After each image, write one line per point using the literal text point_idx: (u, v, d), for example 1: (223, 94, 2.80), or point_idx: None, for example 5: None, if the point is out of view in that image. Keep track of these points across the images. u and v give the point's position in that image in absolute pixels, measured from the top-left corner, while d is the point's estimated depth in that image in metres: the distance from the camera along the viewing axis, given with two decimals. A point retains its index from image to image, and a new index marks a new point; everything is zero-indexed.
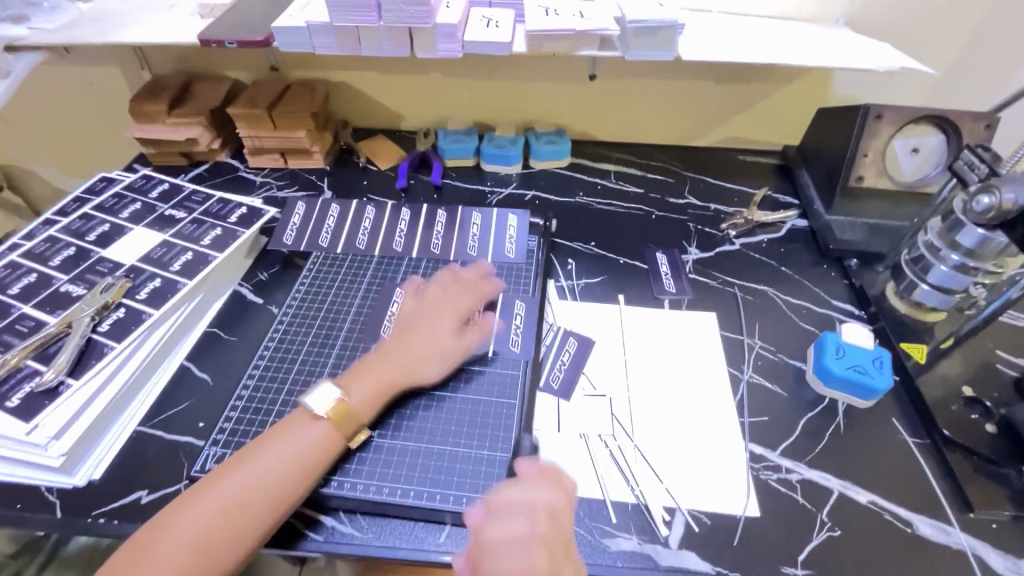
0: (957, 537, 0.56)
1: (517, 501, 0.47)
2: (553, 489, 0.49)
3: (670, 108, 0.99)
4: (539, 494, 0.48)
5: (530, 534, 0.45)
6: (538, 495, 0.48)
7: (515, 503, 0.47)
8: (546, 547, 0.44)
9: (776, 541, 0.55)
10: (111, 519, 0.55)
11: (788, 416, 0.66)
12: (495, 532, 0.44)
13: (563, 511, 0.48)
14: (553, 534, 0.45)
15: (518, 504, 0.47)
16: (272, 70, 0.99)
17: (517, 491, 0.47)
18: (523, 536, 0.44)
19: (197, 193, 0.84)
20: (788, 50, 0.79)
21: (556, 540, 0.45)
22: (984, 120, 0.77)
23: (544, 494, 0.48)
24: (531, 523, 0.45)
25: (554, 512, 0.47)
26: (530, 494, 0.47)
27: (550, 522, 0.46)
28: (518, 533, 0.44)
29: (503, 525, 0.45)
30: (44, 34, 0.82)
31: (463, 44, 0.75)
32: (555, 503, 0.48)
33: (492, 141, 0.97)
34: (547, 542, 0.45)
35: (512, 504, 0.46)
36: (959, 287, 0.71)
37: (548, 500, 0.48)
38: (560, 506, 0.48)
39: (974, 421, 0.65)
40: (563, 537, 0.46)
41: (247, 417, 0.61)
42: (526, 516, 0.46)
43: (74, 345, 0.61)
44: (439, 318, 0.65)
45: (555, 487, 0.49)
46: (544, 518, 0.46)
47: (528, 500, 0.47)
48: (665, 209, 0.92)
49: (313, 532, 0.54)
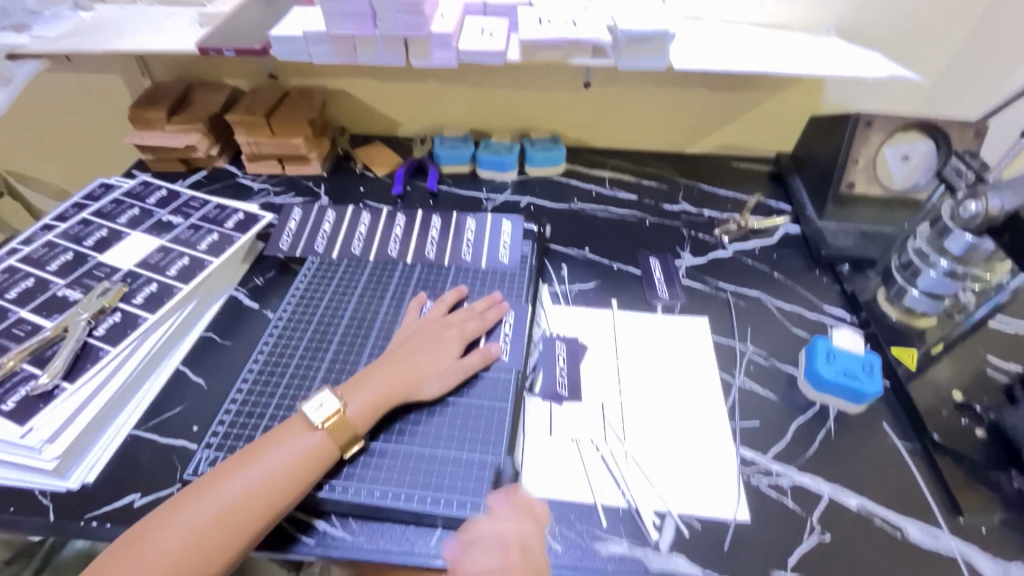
0: (946, 541, 0.56)
1: (486, 534, 0.50)
2: (520, 517, 0.51)
3: (664, 115, 1.00)
4: (505, 524, 0.50)
5: (494, 563, 0.48)
6: (504, 525, 0.50)
7: (483, 534, 0.50)
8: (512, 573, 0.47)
9: (766, 545, 0.55)
10: (104, 522, 0.55)
11: (779, 420, 0.66)
12: (464, 564, 0.49)
13: (534, 537, 0.50)
14: (518, 561, 0.48)
15: (486, 536, 0.50)
16: (270, 78, 1.00)
17: (484, 524, 0.51)
18: (487, 567, 0.48)
19: (194, 199, 0.85)
20: (778, 59, 0.80)
21: (520, 565, 0.48)
22: (972, 128, 0.78)
23: (510, 524, 0.50)
24: (494, 551, 0.48)
25: (522, 541, 0.49)
26: (497, 525, 0.50)
27: (520, 555, 0.48)
28: (482, 563, 0.48)
29: (471, 556, 0.49)
30: (45, 43, 0.84)
31: (457, 52, 0.76)
32: (522, 532, 0.50)
33: (488, 148, 0.98)
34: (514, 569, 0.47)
35: (481, 535, 0.50)
36: (948, 293, 0.72)
37: (514, 529, 0.50)
38: (530, 534, 0.50)
39: (963, 426, 0.65)
40: (532, 563, 0.48)
41: (240, 421, 0.62)
42: (490, 545, 0.49)
43: (70, 350, 0.62)
44: (446, 338, 0.66)
45: (524, 514, 0.52)
46: (508, 546, 0.49)
47: (494, 531, 0.50)
48: (659, 215, 0.93)
49: (304, 536, 0.54)
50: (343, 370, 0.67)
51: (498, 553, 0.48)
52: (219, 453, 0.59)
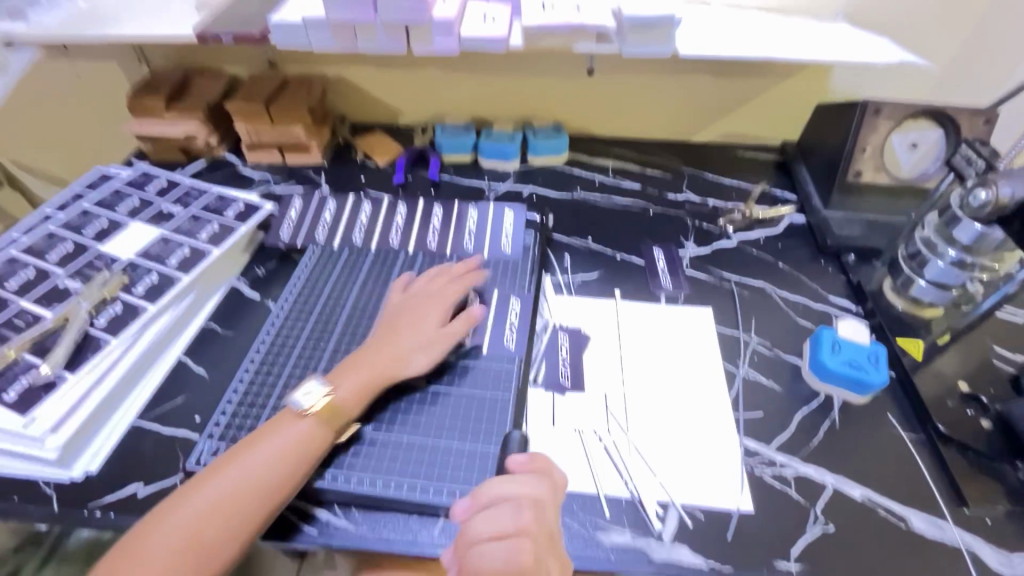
0: (950, 532, 0.56)
1: (502, 493, 0.49)
2: (538, 482, 0.50)
3: (669, 103, 0.99)
4: (523, 486, 0.50)
5: (512, 525, 0.47)
6: (522, 486, 0.50)
7: (498, 497, 0.49)
8: (527, 536, 0.46)
9: (770, 536, 0.55)
10: (108, 511, 0.56)
11: (783, 411, 0.65)
12: (478, 526, 0.47)
13: (549, 503, 0.50)
14: (535, 525, 0.47)
15: (503, 497, 0.49)
16: (269, 66, 0.99)
17: (501, 483, 0.50)
18: (504, 529, 0.47)
19: (194, 189, 0.84)
20: (787, 45, 0.78)
21: (538, 528, 0.47)
22: (983, 115, 0.77)
23: (527, 485, 0.50)
24: (511, 513, 0.47)
25: (539, 506, 0.49)
26: (515, 487, 0.49)
27: (536, 516, 0.48)
28: (499, 526, 0.47)
29: (485, 519, 0.47)
30: (41, 30, 0.83)
31: (459, 38, 0.75)
32: (539, 495, 0.49)
33: (490, 137, 0.97)
34: (529, 532, 0.47)
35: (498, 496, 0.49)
36: (955, 283, 0.71)
37: (531, 491, 0.49)
38: (545, 498, 0.50)
39: (969, 417, 0.65)
40: (547, 531, 0.48)
41: (242, 411, 0.61)
42: (507, 507, 0.48)
43: (71, 340, 0.61)
44: (424, 312, 0.65)
45: (542, 478, 0.51)
46: (526, 509, 0.48)
47: (511, 493, 0.49)
48: (663, 205, 0.92)
49: (308, 525, 0.54)
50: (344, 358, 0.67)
51: (516, 515, 0.47)
52: (221, 444, 0.59)
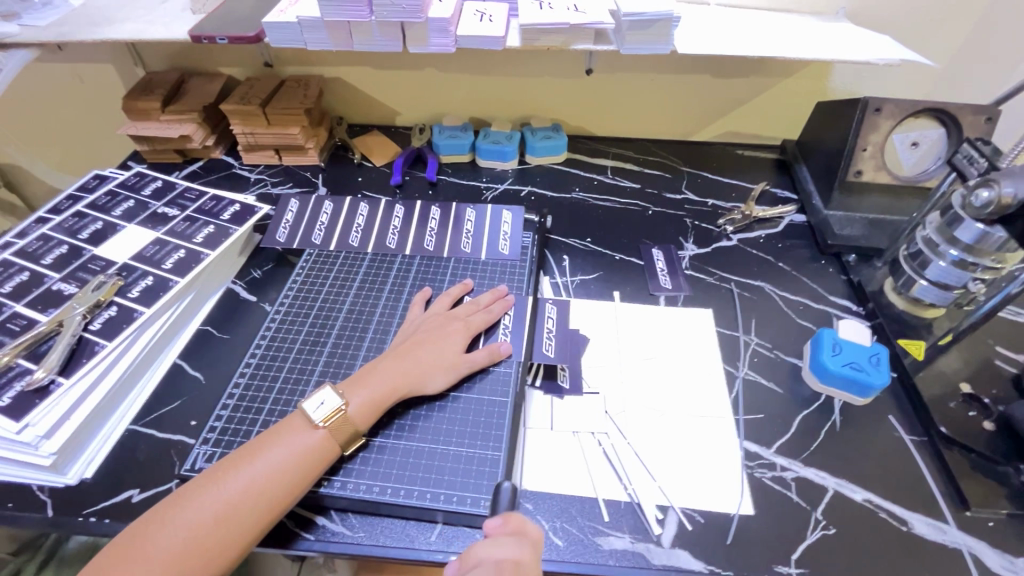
0: (953, 535, 0.56)
1: (482, 559, 0.47)
2: (518, 543, 0.48)
3: (667, 102, 0.98)
4: (503, 550, 0.47)
5: None
6: (502, 551, 0.47)
7: (481, 560, 0.47)
8: None
9: (771, 540, 0.55)
10: (102, 517, 0.55)
11: (784, 413, 0.65)
12: None
13: (531, 565, 0.47)
14: None
15: (483, 562, 0.47)
16: (265, 67, 0.99)
17: (481, 548, 0.48)
18: None
19: (190, 190, 0.84)
20: (786, 43, 0.78)
21: None
22: (985, 113, 0.76)
23: (508, 549, 0.48)
24: None
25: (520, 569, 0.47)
26: (495, 551, 0.47)
27: None
28: None
29: None
30: (35, 32, 0.82)
31: (456, 38, 0.74)
32: (519, 558, 0.47)
33: (487, 137, 0.96)
34: None
35: (478, 562, 0.47)
36: (958, 283, 0.70)
37: (513, 555, 0.47)
38: (527, 560, 0.48)
39: (972, 419, 0.64)
40: None
41: (238, 416, 0.61)
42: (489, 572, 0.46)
43: (65, 344, 0.61)
44: (450, 333, 0.65)
45: (522, 541, 0.48)
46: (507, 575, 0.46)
47: (492, 556, 0.47)
48: (662, 205, 0.92)
49: (305, 531, 0.54)
50: (342, 364, 0.66)
51: None
52: (216, 449, 0.58)
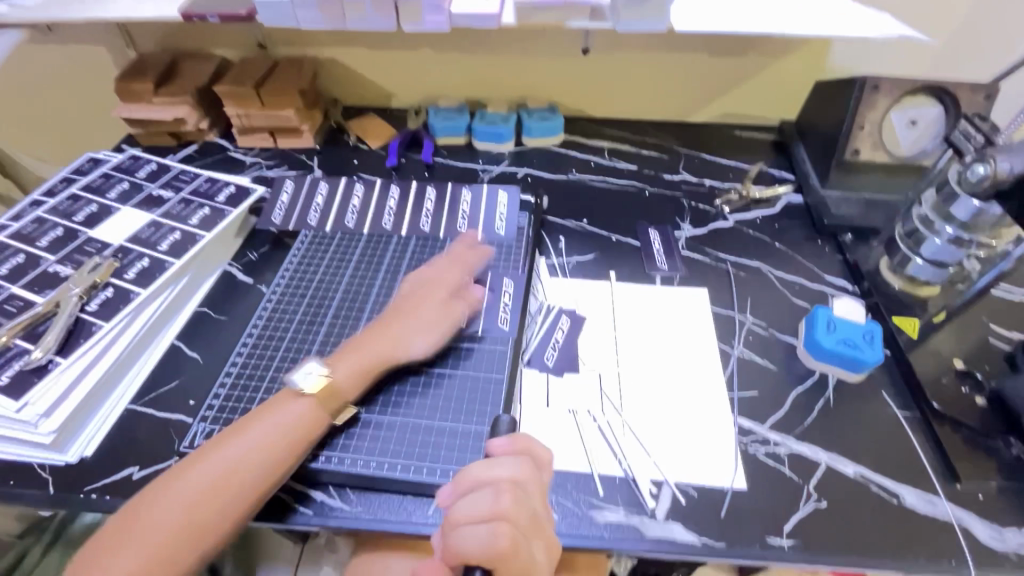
0: (943, 507, 0.56)
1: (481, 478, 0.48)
2: (518, 461, 0.49)
3: (665, 82, 0.97)
4: (502, 469, 0.49)
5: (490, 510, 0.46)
6: (503, 468, 0.49)
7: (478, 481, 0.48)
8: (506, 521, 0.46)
9: (763, 512, 0.56)
10: (104, 494, 0.56)
11: (777, 390, 0.66)
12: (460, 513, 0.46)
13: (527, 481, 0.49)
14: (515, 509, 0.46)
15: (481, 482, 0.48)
16: (259, 48, 0.98)
17: (480, 469, 0.49)
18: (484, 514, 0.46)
19: (185, 173, 0.83)
20: (783, 19, 0.77)
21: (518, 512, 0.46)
22: (982, 90, 0.76)
23: (508, 467, 0.49)
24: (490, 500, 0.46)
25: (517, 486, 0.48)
26: (493, 469, 0.48)
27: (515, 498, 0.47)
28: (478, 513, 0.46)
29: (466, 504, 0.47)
30: (24, 11, 0.81)
31: (450, 15, 0.74)
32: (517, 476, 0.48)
33: (483, 118, 0.96)
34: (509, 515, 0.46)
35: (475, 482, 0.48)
36: (952, 260, 0.71)
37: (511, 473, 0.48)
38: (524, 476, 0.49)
39: (963, 395, 0.64)
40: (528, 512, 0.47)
41: (236, 394, 0.61)
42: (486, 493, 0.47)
43: (62, 324, 0.61)
44: (429, 295, 0.65)
45: (522, 459, 0.50)
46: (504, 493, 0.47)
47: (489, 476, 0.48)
48: (659, 186, 0.91)
49: (302, 506, 0.55)
50: (337, 341, 0.66)
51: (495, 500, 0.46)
52: (215, 426, 0.59)
